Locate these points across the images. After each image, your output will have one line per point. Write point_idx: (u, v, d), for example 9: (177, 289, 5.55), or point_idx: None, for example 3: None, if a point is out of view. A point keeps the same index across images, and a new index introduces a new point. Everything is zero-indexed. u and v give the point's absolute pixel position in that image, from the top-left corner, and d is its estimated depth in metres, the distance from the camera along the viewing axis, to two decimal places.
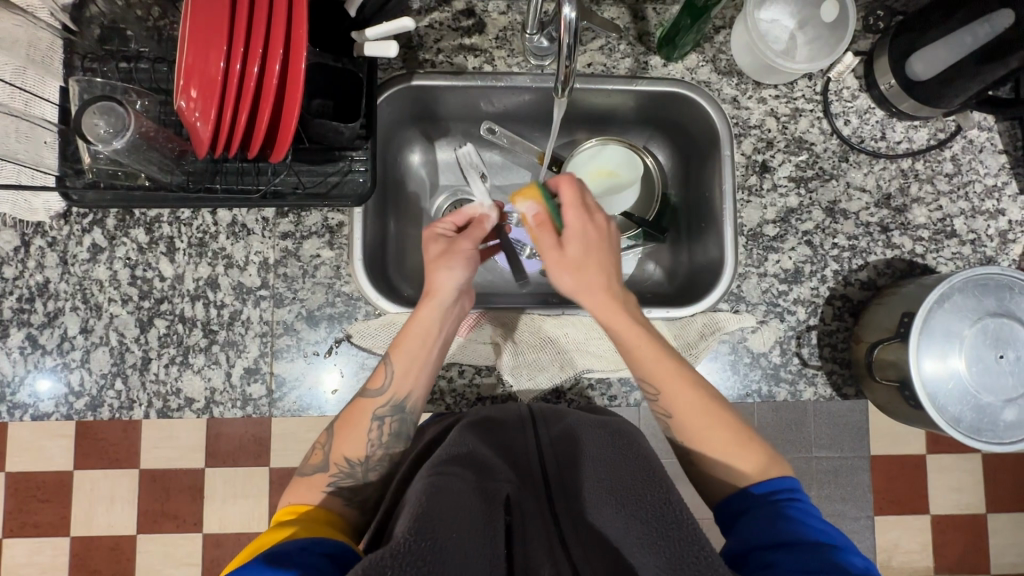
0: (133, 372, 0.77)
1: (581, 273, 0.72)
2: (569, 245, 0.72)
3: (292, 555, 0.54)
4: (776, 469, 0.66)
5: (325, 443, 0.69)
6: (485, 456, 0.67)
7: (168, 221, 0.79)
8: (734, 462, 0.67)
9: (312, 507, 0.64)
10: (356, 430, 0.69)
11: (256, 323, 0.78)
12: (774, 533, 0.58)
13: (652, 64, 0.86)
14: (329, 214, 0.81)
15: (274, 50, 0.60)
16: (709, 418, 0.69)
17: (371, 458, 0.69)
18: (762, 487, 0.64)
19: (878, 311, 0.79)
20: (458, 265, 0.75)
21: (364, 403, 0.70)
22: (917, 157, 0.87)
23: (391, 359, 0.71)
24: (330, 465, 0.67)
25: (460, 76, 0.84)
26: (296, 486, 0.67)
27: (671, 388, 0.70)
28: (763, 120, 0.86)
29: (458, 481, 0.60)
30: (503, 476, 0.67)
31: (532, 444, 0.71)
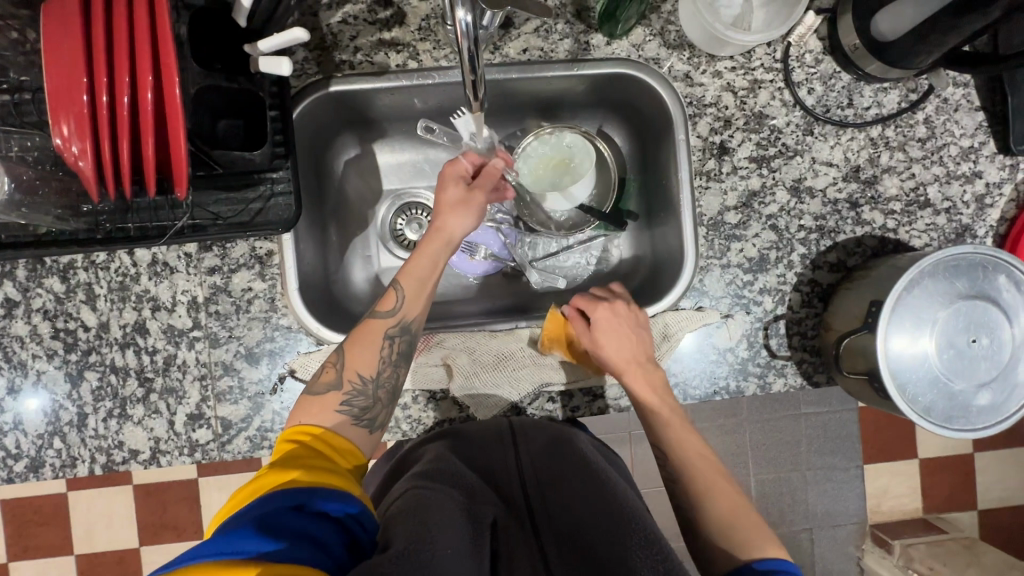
0: (71, 430, 0.73)
1: (622, 339, 0.73)
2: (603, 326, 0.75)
3: (286, 521, 0.50)
4: (773, 547, 0.61)
5: (336, 360, 0.67)
6: (468, 477, 0.65)
7: (84, 266, 0.73)
8: (733, 526, 0.63)
9: (320, 429, 0.62)
10: (368, 348, 0.68)
11: (193, 367, 0.74)
12: None
13: (594, 44, 0.78)
14: (256, 243, 0.75)
15: (143, 76, 0.51)
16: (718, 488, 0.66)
17: (381, 375, 0.68)
18: (761, 563, 0.58)
19: (846, 297, 0.75)
20: (470, 216, 0.76)
21: (375, 323, 0.69)
22: (887, 123, 0.80)
23: (402, 282, 0.71)
24: (344, 381, 0.65)
25: (382, 77, 0.76)
26: (315, 399, 0.65)
27: (669, 439, 0.70)
28: (719, 96, 0.79)
29: (442, 496, 0.59)
30: (488, 499, 0.63)
31: (513, 463, 0.69)
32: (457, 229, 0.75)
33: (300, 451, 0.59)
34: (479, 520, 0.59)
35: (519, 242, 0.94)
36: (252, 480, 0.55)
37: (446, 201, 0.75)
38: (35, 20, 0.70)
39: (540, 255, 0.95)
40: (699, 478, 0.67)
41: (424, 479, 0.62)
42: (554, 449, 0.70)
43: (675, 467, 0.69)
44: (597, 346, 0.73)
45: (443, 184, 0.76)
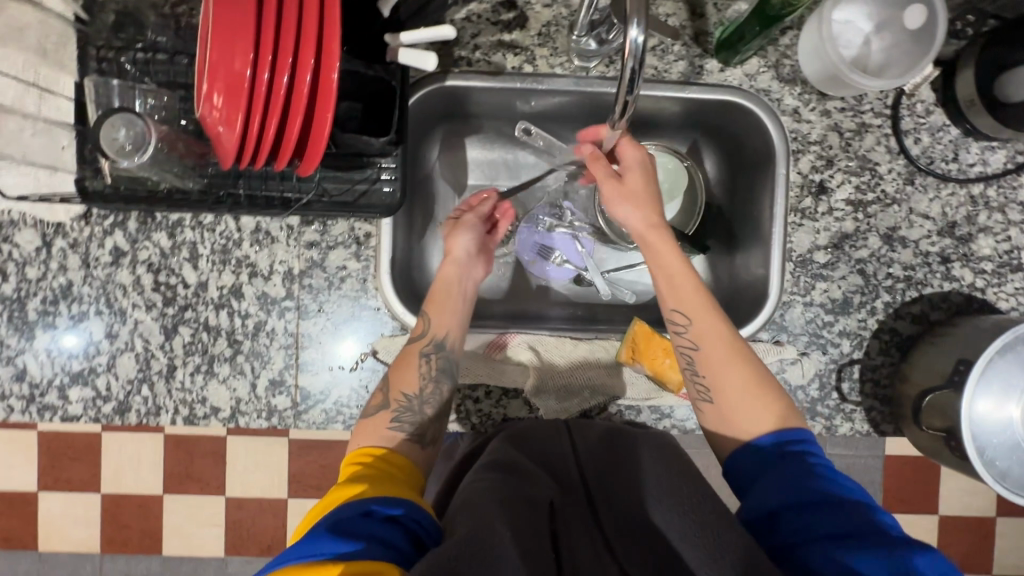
0: (159, 379, 0.76)
1: (638, 201, 0.74)
2: (627, 174, 0.76)
3: (361, 526, 0.53)
4: (788, 420, 0.62)
5: (382, 385, 0.70)
6: (519, 461, 0.67)
7: (191, 226, 0.76)
8: (737, 402, 0.64)
9: (386, 452, 0.64)
10: (407, 369, 0.71)
11: (281, 335, 0.76)
12: (793, 491, 0.55)
13: (708, 69, 0.79)
14: (356, 224, 0.77)
15: (305, 59, 0.54)
16: (734, 352, 0.66)
17: (424, 391, 0.70)
18: (773, 437, 0.61)
19: (929, 352, 0.75)
20: (467, 232, 0.81)
21: (411, 347, 0.72)
22: (990, 182, 0.80)
23: (428, 310, 0.75)
24: (391, 401, 0.69)
25: (498, 77, 0.77)
26: (369, 422, 0.68)
27: (686, 309, 0.68)
28: (825, 135, 0.79)
29: (495, 484, 0.60)
30: (546, 484, 0.66)
31: (570, 453, 0.71)
32: (458, 247, 0.80)
33: (368, 466, 0.61)
34: (538, 503, 0.62)
35: (596, 251, 0.96)
36: (324, 496, 0.58)
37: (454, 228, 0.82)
38: None
39: (615, 266, 0.96)
40: (716, 352, 0.66)
41: (484, 471, 0.63)
42: (607, 445, 0.71)
43: (691, 335, 0.67)
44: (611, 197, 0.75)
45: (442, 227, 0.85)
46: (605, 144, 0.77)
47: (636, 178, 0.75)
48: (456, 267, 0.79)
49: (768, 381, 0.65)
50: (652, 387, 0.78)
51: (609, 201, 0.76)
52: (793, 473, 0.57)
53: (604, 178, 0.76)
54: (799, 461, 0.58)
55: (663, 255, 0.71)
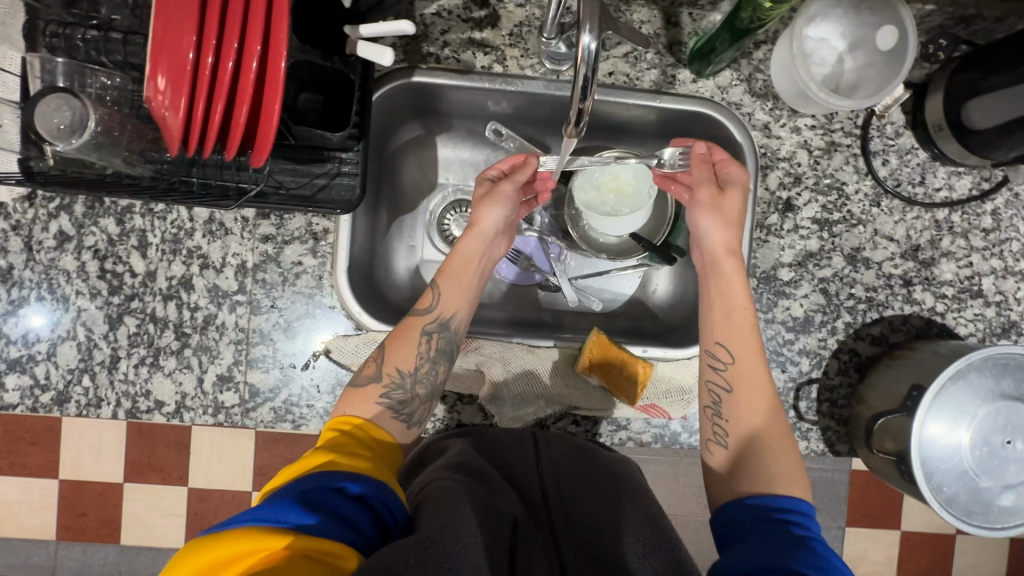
0: (101, 370, 0.73)
1: (727, 219, 0.74)
2: (726, 187, 0.75)
3: (324, 498, 0.51)
4: (797, 489, 0.61)
5: (377, 356, 0.67)
6: (487, 470, 0.66)
7: (141, 213, 0.73)
8: (755, 448, 0.64)
9: (362, 421, 0.62)
10: (406, 344, 0.68)
11: (231, 329, 0.74)
12: (765, 558, 0.52)
13: (680, 79, 0.78)
14: (314, 219, 0.75)
15: (250, 46, 0.51)
16: (768, 414, 0.65)
17: (419, 370, 0.67)
18: (778, 500, 0.59)
19: (885, 375, 0.75)
20: (501, 206, 0.78)
21: (414, 319, 0.70)
22: (955, 208, 0.80)
23: (439, 285, 0.73)
24: (383, 374, 0.65)
25: (466, 75, 0.75)
26: (357, 391, 0.65)
27: (731, 345, 0.69)
28: (794, 152, 0.78)
29: (458, 485, 0.59)
30: (506, 496, 0.64)
31: (533, 465, 0.70)
32: (487, 219, 0.77)
33: (345, 439, 0.59)
34: (502, 515, 0.61)
35: (564, 257, 0.94)
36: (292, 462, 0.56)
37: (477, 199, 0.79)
38: None
39: (582, 273, 0.95)
40: (749, 399, 0.66)
41: (447, 472, 0.62)
42: (578, 460, 0.70)
43: (730, 374, 0.68)
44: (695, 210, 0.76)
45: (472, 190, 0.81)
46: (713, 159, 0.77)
47: (732, 195, 0.74)
48: (479, 245, 0.77)
49: (791, 451, 0.64)
50: (609, 399, 0.77)
51: (694, 209, 0.76)
52: (773, 541, 0.54)
53: (699, 182, 0.76)
54: (782, 529, 0.55)
55: (728, 287, 0.72)
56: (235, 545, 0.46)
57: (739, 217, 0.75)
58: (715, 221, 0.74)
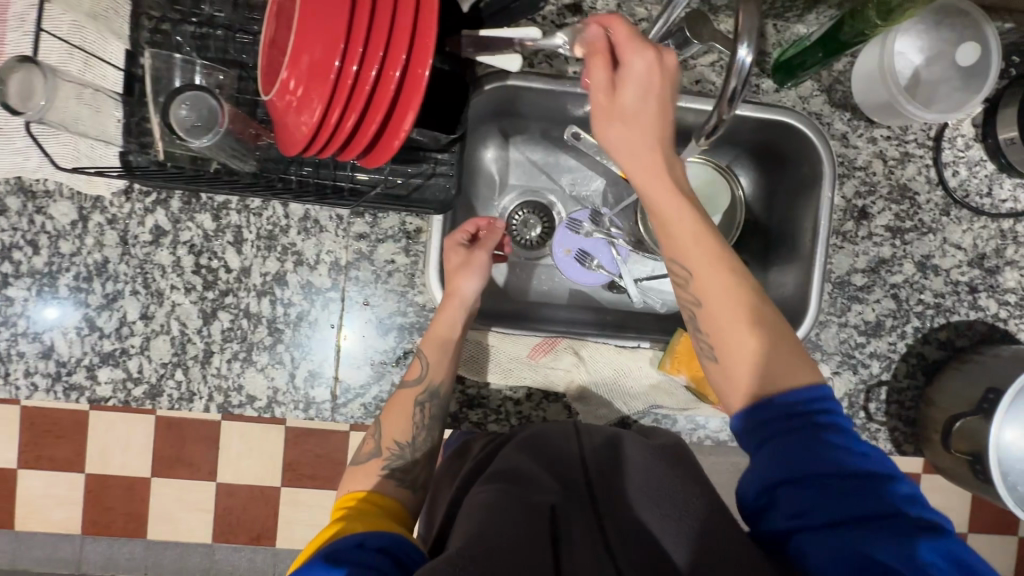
0: (194, 365, 0.74)
1: (641, 122, 0.62)
2: (622, 87, 0.61)
3: (348, 554, 0.53)
4: (806, 373, 0.58)
5: (374, 433, 0.71)
6: (521, 467, 0.64)
7: (237, 209, 0.74)
8: (740, 362, 0.59)
9: (365, 493, 0.65)
10: (401, 415, 0.71)
11: (324, 326, 0.75)
12: (788, 470, 0.54)
13: (763, 88, 0.80)
14: (407, 218, 0.76)
15: (395, 55, 0.53)
16: (730, 293, 0.61)
17: (417, 439, 0.70)
18: (798, 393, 0.57)
19: (956, 378, 0.78)
20: (475, 276, 0.74)
21: (405, 393, 0.72)
22: (1019, 218, 0.83)
23: (423, 350, 0.72)
24: (382, 450, 0.69)
25: (559, 79, 0.78)
26: (358, 469, 0.68)
27: (692, 272, 0.62)
28: (870, 162, 0.81)
29: (497, 497, 0.58)
30: (545, 486, 0.62)
31: (576, 453, 0.69)
32: (463, 289, 0.73)
33: (358, 505, 0.62)
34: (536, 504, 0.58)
35: (630, 258, 0.96)
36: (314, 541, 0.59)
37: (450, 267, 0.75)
38: None
39: (648, 274, 0.97)
40: (726, 315, 0.60)
41: (487, 483, 0.62)
42: (614, 450, 0.69)
43: (693, 288, 0.62)
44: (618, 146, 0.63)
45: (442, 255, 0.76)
46: (614, 44, 0.61)
47: (631, 92, 0.61)
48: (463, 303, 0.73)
49: (780, 328, 0.60)
50: (689, 398, 0.79)
51: (597, 124, 0.63)
52: (797, 446, 0.54)
53: (597, 86, 0.61)
54: (817, 433, 0.54)
55: (678, 223, 0.62)
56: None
57: (664, 129, 0.62)
58: (625, 129, 0.62)
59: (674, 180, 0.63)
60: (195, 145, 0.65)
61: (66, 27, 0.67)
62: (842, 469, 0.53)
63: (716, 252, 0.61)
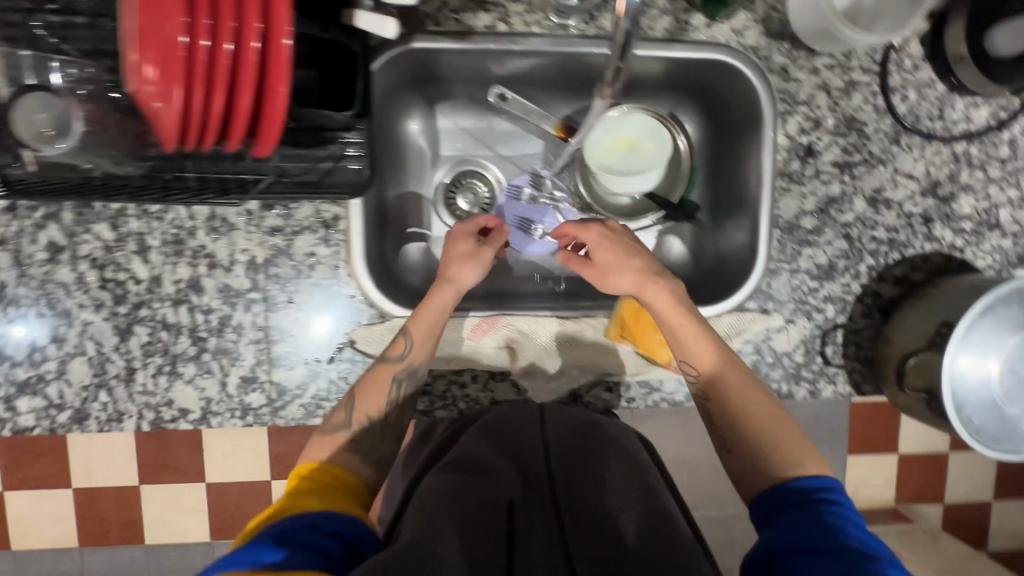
0: (118, 384, 0.70)
1: (604, 275, 0.71)
2: (456, 242, 0.73)
3: (301, 536, 0.53)
4: (814, 465, 0.62)
5: (347, 404, 0.67)
6: (483, 457, 0.64)
7: (136, 215, 0.68)
8: (778, 446, 0.64)
9: (319, 463, 0.62)
10: (377, 393, 0.67)
11: (249, 329, 0.71)
12: (797, 538, 0.55)
13: (693, 25, 0.74)
14: (322, 206, 0.71)
15: (250, 23, 0.47)
16: (734, 369, 0.67)
17: (388, 416, 0.67)
18: (807, 481, 0.61)
19: (911, 314, 0.76)
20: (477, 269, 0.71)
21: (385, 368, 0.67)
22: (972, 140, 0.79)
23: (410, 332, 0.68)
24: (353, 422, 0.65)
25: (468, 38, 0.70)
26: (325, 435, 0.64)
27: (694, 356, 0.68)
28: (813, 95, 0.76)
29: (449, 489, 0.57)
30: (505, 479, 0.61)
31: (537, 439, 0.68)
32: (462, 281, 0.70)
33: (317, 481, 0.60)
34: (493, 501, 0.58)
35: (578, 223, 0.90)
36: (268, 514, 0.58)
37: (454, 254, 0.71)
38: None
39: None
40: (732, 394, 0.67)
41: (443, 472, 0.62)
42: (577, 434, 0.68)
43: (695, 363, 0.68)
44: (605, 278, 0.70)
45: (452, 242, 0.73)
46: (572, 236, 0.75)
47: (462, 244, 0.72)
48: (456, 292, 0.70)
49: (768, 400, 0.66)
50: (640, 362, 0.77)
51: (453, 265, 0.71)
52: (807, 522, 0.56)
53: (451, 255, 0.71)
54: (823, 518, 0.56)
55: (688, 331, 0.67)
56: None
57: (645, 265, 0.70)
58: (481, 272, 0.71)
59: (643, 267, 0.70)
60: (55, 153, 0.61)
61: None
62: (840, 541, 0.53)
63: (719, 349, 0.68)
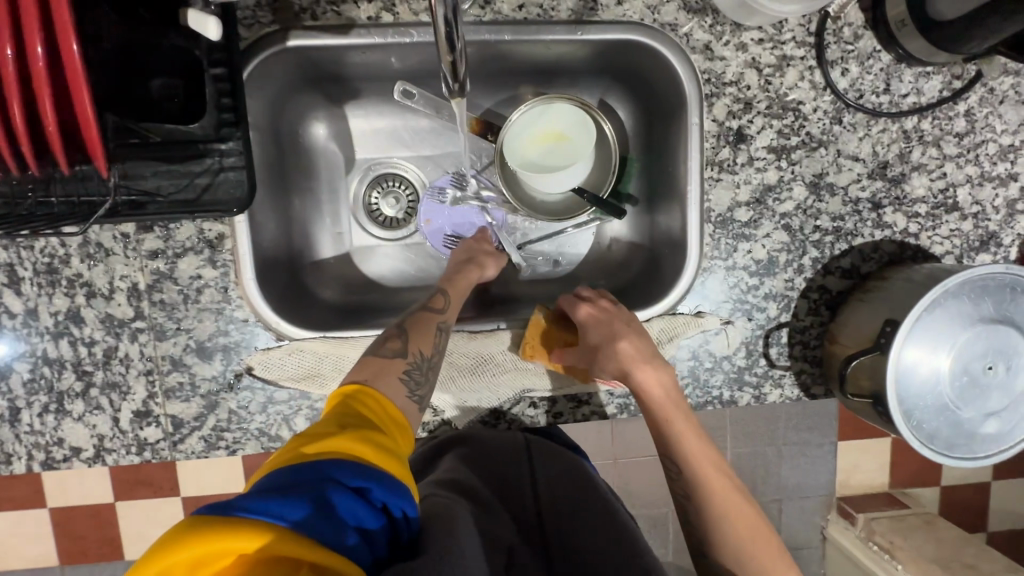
0: (3, 425, 0.66)
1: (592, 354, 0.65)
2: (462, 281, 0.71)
3: (335, 500, 0.40)
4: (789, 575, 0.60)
5: (397, 337, 0.60)
6: (474, 486, 0.62)
7: (3, 245, 0.63)
8: (755, 553, 0.61)
9: (354, 390, 0.52)
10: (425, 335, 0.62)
11: (138, 360, 0.67)
12: None
13: (601, 3, 0.67)
14: (205, 224, 0.65)
15: (27, 23, 0.41)
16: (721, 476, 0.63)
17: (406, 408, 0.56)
18: None
19: (858, 310, 0.69)
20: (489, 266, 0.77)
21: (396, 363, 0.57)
22: (924, 114, 0.71)
23: (449, 291, 0.69)
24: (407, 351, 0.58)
25: (351, 32, 0.64)
26: (377, 362, 0.56)
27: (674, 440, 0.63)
28: (741, 74, 0.69)
29: (452, 503, 0.55)
30: (501, 521, 0.60)
31: (526, 477, 0.67)
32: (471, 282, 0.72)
33: (358, 415, 0.49)
34: (494, 539, 0.56)
35: (508, 225, 0.85)
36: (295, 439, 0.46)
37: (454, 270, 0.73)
38: None
39: (534, 237, 0.85)
40: (718, 501, 0.62)
41: (437, 488, 0.59)
42: (571, 486, 0.66)
43: (676, 457, 0.63)
44: (598, 359, 0.65)
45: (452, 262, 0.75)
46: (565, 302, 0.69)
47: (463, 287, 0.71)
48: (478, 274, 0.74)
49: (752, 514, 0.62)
50: (565, 375, 0.71)
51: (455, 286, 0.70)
52: None
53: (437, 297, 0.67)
54: None
55: (666, 424, 0.63)
56: (228, 543, 0.37)
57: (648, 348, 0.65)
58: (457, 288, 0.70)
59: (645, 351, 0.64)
60: None
61: None
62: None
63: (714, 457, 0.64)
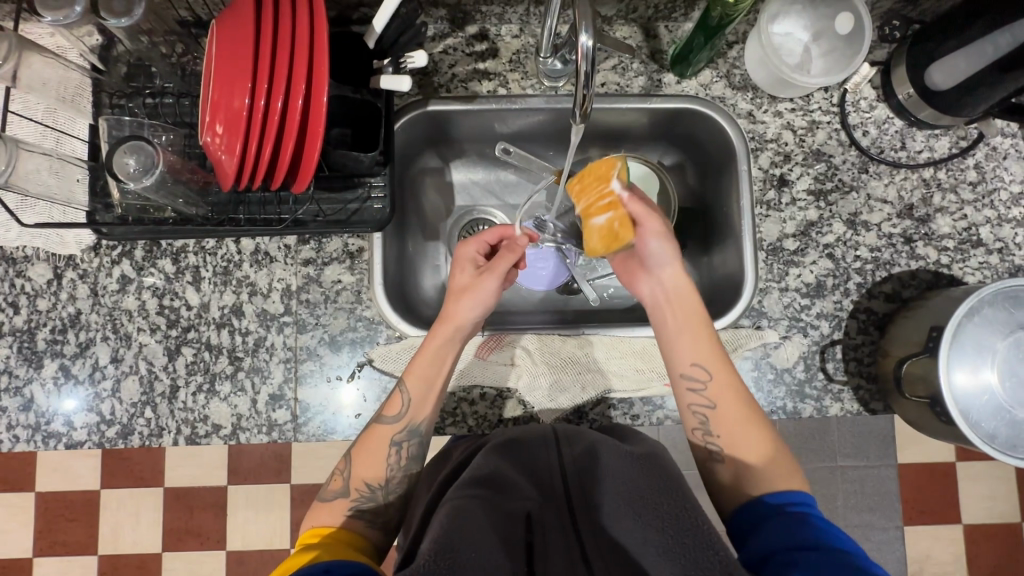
0: (162, 401, 0.78)
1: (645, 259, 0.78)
2: (444, 321, 0.75)
3: None
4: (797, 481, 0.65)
5: (344, 469, 0.70)
6: (500, 468, 0.67)
7: (194, 251, 0.80)
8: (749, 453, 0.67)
9: (333, 529, 0.65)
10: (374, 455, 0.70)
11: (280, 350, 0.79)
12: (795, 541, 0.56)
13: (665, 82, 0.87)
14: (349, 240, 0.82)
15: (297, 85, 0.60)
16: (738, 399, 0.70)
17: (391, 481, 0.70)
18: (777, 496, 0.63)
19: (905, 324, 0.78)
20: (480, 302, 0.76)
21: (381, 430, 0.71)
22: (939, 166, 0.85)
23: (407, 384, 0.72)
24: (351, 490, 0.68)
25: (474, 100, 0.85)
26: (325, 505, 0.68)
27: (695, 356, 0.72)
28: (780, 133, 0.86)
29: (477, 515, 0.58)
30: (522, 493, 0.66)
31: (556, 463, 0.69)
32: (460, 312, 0.75)
33: (321, 542, 0.62)
34: (513, 516, 0.63)
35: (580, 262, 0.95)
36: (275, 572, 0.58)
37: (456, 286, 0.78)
38: (184, 34, 0.79)
39: (602, 274, 0.96)
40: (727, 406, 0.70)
41: (466, 487, 0.62)
42: (590, 460, 0.68)
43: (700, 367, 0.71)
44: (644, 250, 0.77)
45: (455, 269, 0.80)
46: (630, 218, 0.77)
47: (431, 349, 0.73)
48: (456, 333, 0.75)
49: (757, 422, 0.70)
50: (642, 377, 0.80)
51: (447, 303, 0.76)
52: (795, 530, 0.58)
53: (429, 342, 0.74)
54: (803, 519, 0.59)
55: (675, 337, 0.73)
56: None
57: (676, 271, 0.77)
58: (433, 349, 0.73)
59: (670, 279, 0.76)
60: (132, 189, 0.70)
61: (37, 109, 0.77)
62: (817, 538, 0.56)
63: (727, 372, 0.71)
